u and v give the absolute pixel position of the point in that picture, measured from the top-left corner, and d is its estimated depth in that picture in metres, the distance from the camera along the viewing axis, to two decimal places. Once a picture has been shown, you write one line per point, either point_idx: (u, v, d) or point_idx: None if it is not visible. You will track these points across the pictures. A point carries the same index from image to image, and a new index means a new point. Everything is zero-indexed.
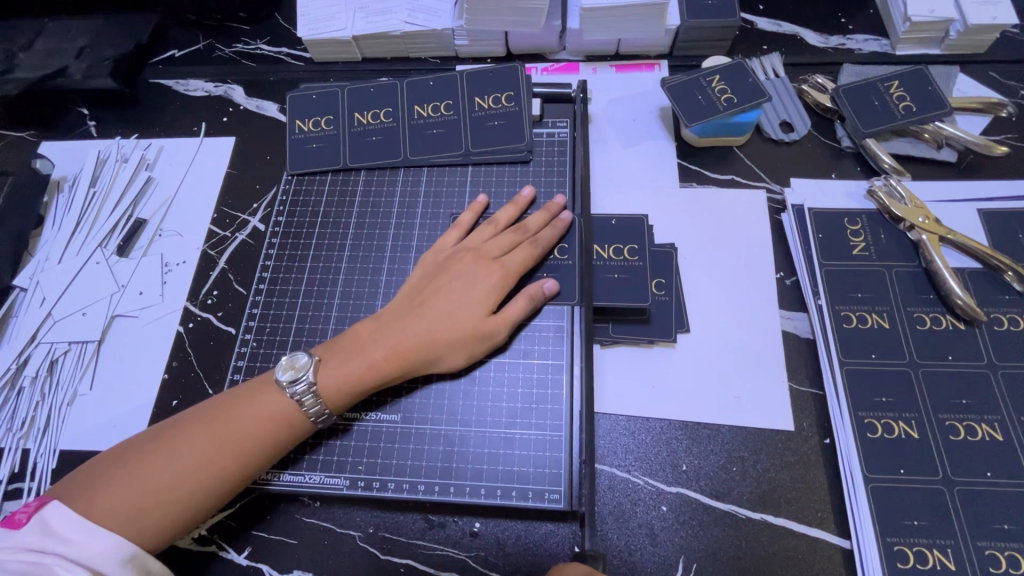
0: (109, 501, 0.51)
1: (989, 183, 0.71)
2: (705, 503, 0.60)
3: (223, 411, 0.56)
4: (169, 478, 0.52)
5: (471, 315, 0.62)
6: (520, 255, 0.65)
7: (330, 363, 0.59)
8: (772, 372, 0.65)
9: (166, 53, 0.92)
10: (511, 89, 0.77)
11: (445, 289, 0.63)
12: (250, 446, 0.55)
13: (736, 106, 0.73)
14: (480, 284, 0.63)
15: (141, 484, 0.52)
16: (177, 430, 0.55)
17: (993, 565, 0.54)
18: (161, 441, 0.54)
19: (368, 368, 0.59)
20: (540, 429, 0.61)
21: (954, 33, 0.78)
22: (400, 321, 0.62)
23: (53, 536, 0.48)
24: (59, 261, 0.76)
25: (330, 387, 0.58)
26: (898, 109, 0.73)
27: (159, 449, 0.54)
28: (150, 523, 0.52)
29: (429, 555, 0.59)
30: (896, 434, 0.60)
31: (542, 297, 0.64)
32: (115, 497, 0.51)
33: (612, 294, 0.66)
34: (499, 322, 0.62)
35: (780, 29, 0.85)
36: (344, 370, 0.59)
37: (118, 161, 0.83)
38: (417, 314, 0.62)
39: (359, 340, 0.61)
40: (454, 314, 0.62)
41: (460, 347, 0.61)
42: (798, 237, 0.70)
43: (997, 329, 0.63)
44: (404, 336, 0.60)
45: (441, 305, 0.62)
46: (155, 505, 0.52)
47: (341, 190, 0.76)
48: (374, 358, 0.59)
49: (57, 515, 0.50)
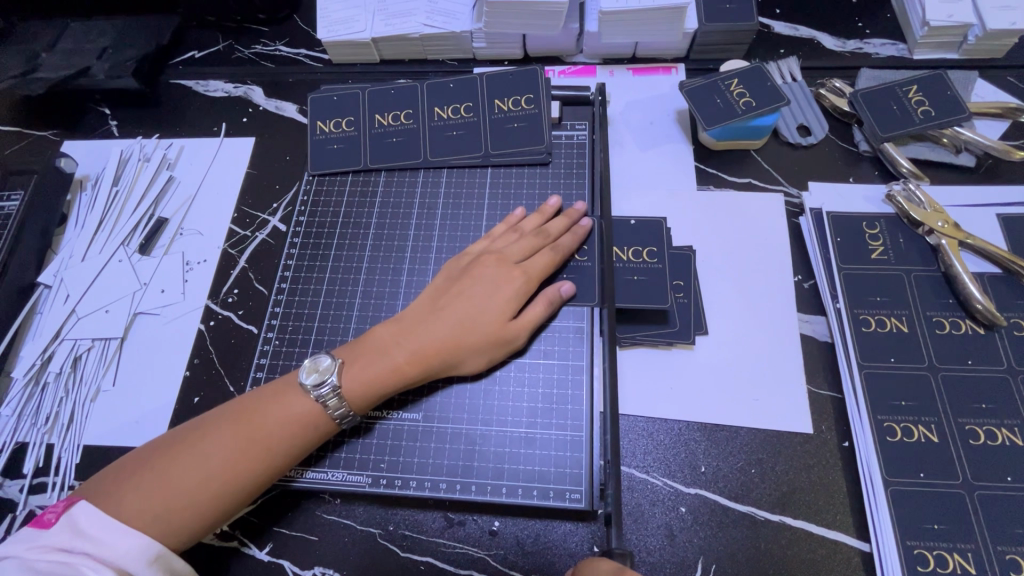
0: (138, 500, 0.51)
1: (1008, 187, 0.72)
2: (724, 504, 0.60)
3: (249, 413, 0.57)
4: (195, 479, 0.53)
5: (493, 319, 0.62)
6: (540, 261, 0.66)
7: (352, 366, 0.60)
8: (791, 374, 0.65)
9: (187, 54, 0.93)
10: (529, 92, 0.78)
11: (466, 292, 0.63)
12: (274, 447, 0.56)
13: (754, 110, 0.73)
14: (501, 290, 0.63)
15: (169, 484, 0.52)
16: (203, 432, 0.56)
17: (1014, 570, 0.54)
18: (187, 442, 0.55)
19: (391, 371, 0.59)
20: (561, 429, 0.62)
21: (972, 38, 0.78)
22: (421, 325, 0.62)
23: (80, 534, 0.49)
24: (82, 259, 0.77)
25: (353, 388, 0.59)
26: (917, 113, 0.73)
27: (186, 450, 0.54)
28: (179, 523, 0.52)
29: (449, 553, 0.60)
30: (916, 438, 0.60)
31: (560, 300, 0.65)
32: (143, 498, 0.52)
33: (634, 297, 0.66)
34: (518, 328, 0.63)
35: (797, 33, 0.86)
36: (367, 373, 0.59)
37: (141, 160, 0.84)
38: (437, 318, 0.62)
39: (380, 344, 0.61)
40: (476, 319, 0.62)
41: (481, 351, 0.62)
42: (816, 240, 0.70)
43: (1017, 334, 0.63)
44: (426, 340, 0.61)
45: (463, 308, 0.62)
46: (183, 505, 0.52)
47: (361, 191, 0.77)
48: (397, 361, 0.60)
49: (85, 514, 0.50)
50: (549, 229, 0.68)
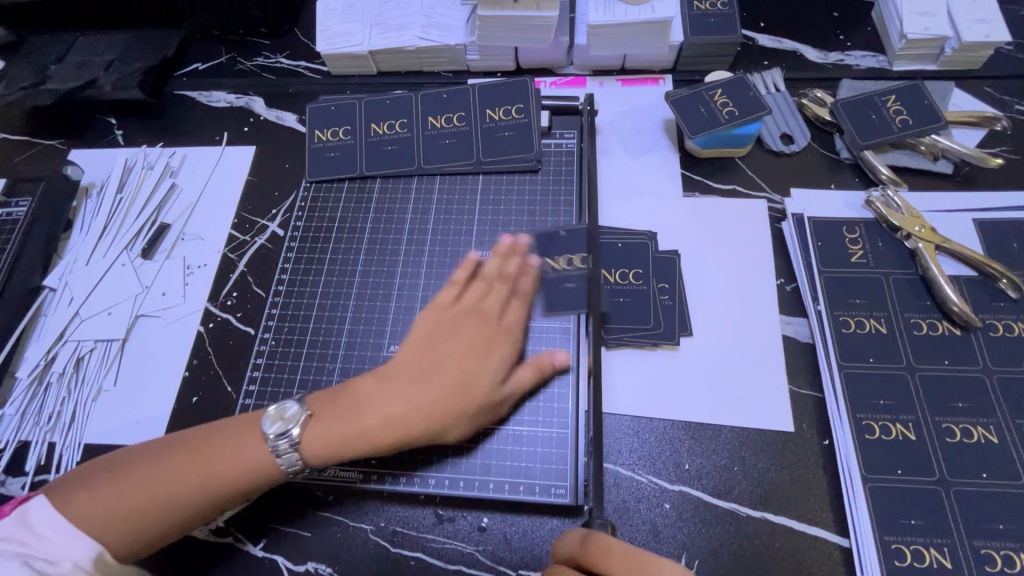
0: (90, 509, 0.53)
1: (985, 193, 0.74)
2: (707, 501, 0.61)
3: (207, 445, 0.57)
4: (154, 496, 0.54)
5: (482, 387, 0.61)
6: (516, 312, 0.66)
7: (320, 425, 0.59)
8: (773, 375, 0.67)
9: (190, 66, 0.96)
10: (520, 102, 0.80)
11: (455, 353, 0.62)
12: (233, 481, 0.56)
13: (737, 119, 0.75)
14: (487, 357, 0.63)
15: (122, 499, 0.54)
16: (173, 451, 0.57)
17: (989, 564, 0.55)
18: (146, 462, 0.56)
19: (366, 430, 0.58)
20: (548, 426, 0.64)
21: (949, 49, 0.81)
22: (408, 386, 0.60)
23: (31, 529, 0.52)
24: (86, 263, 0.80)
25: (320, 448, 0.58)
26: (894, 123, 0.76)
27: (141, 468, 0.56)
28: (131, 534, 0.54)
29: (439, 549, 0.61)
30: (894, 435, 0.61)
31: (551, 368, 0.65)
32: (94, 509, 0.53)
33: (620, 318, 0.69)
34: (505, 397, 0.62)
35: (780, 45, 0.88)
36: (335, 432, 0.58)
37: (144, 168, 0.87)
38: (426, 381, 0.60)
39: (360, 404, 0.60)
40: (466, 385, 0.60)
41: (462, 419, 0.60)
42: (798, 245, 0.72)
43: (992, 335, 0.65)
44: (410, 404, 0.59)
45: (450, 372, 0.61)
46: (132, 518, 0.54)
47: (357, 197, 0.79)
48: (373, 420, 0.59)
49: (39, 510, 0.53)
50: (524, 288, 0.68)
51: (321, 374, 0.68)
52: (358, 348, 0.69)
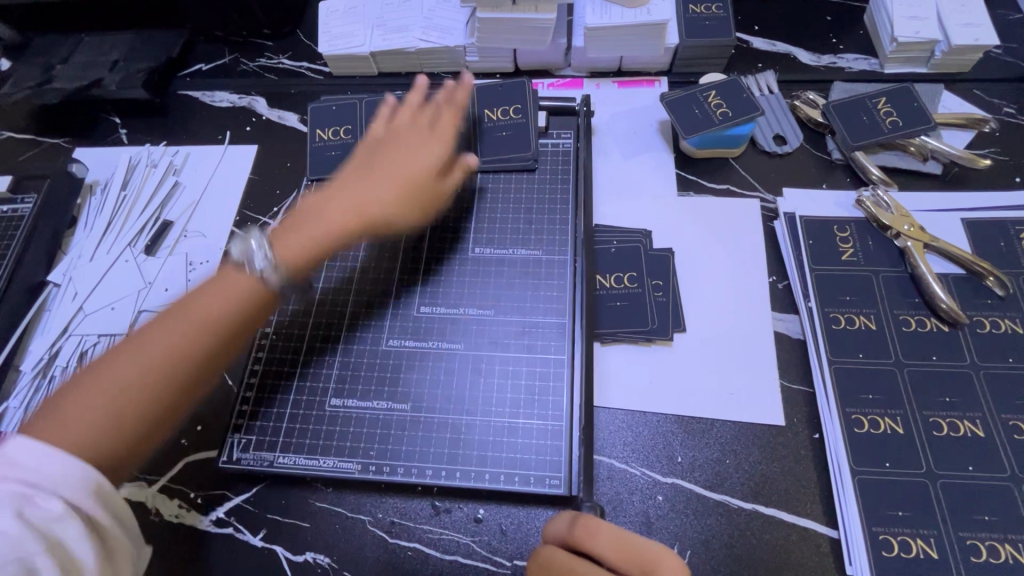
0: (79, 418, 0.50)
1: (973, 194, 0.75)
2: (700, 493, 0.63)
3: (183, 304, 0.59)
4: (142, 372, 0.53)
5: (420, 176, 0.72)
6: (438, 151, 0.74)
7: (288, 240, 0.65)
8: (765, 370, 0.68)
9: (194, 67, 0.98)
10: (517, 102, 0.81)
11: (392, 158, 0.72)
12: (221, 319, 0.58)
13: (731, 120, 0.77)
14: (416, 155, 0.73)
15: (110, 405, 0.51)
16: (146, 333, 0.56)
17: (975, 555, 0.56)
18: (121, 361, 0.54)
19: (321, 233, 0.66)
20: (543, 418, 0.64)
21: (938, 53, 0.82)
22: (376, 187, 0.69)
23: (13, 467, 0.44)
24: (90, 259, 0.81)
25: (286, 255, 0.63)
26: (885, 124, 0.77)
27: (122, 368, 0.53)
28: (121, 435, 0.51)
29: (436, 539, 0.62)
30: (883, 429, 0.62)
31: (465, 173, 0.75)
32: (83, 419, 0.50)
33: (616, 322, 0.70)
34: (443, 188, 0.73)
35: (774, 48, 0.90)
36: (299, 235, 0.65)
37: (148, 167, 0.88)
38: (379, 189, 0.70)
39: (320, 215, 0.67)
40: (411, 183, 0.71)
41: (411, 210, 0.71)
42: (790, 243, 0.74)
43: (979, 332, 0.66)
44: (371, 198, 0.69)
45: (384, 170, 0.71)
46: (126, 423, 0.52)
47: None
48: (330, 224, 0.66)
49: (21, 445, 0.45)
50: (445, 125, 0.76)
51: (321, 368, 0.69)
52: (357, 342, 0.71)
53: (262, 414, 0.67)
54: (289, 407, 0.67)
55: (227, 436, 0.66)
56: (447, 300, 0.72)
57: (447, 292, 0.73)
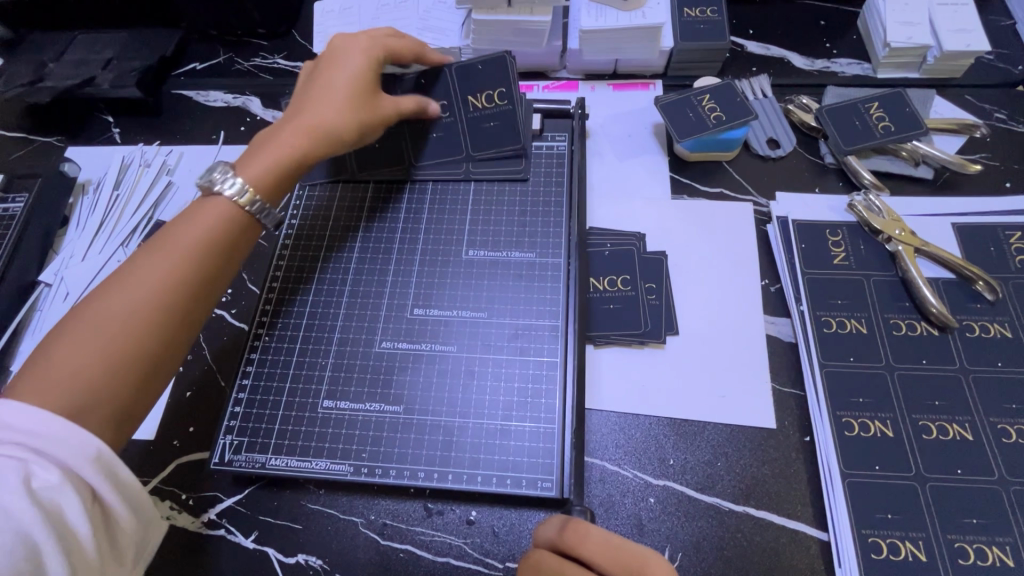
0: (66, 366, 0.50)
1: (964, 199, 0.76)
2: (691, 495, 0.63)
3: (158, 243, 0.58)
4: (118, 313, 0.53)
5: (362, 91, 0.71)
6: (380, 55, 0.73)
7: (250, 166, 0.65)
8: (756, 373, 0.68)
9: (188, 66, 0.97)
10: (502, 85, 0.77)
11: (330, 81, 0.71)
12: (189, 254, 0.58)
13: (724, 123, 0.77)
14: (354, 65, 0.71)
15: (94, 345, 0.52)
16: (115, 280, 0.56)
17: (962, 557, 0.57)
18: (95, 305, 0.54)
19: (280, 155, 0.66)
20: (535, 421, 0.65)
21: (931, 58, 0.83)
22: (324, 108, 0.69)
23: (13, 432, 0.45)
24: (82, 259, 0.81)
25: (255, 178, 0.64)
26: (877, 129, 0.78)
27: (98, 311, 0.53)
28: (103, 376, 0.51)
29: (428, 541, 0.62)
30: (872, 432, 0.63)
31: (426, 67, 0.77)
32: (68, 364, 0.50)
33: (608, 323, 0.71)
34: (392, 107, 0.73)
35: (768, 52, 0.90)
36: (262, 163, 0.65)
37: (141, 166, 0.88)
38: (326, 99, 0.70)
39: (275, 144, 0.67)
40: (356, 92, 0.70)
41: (366, 117, 0.71)
42: (782, 247, 0.74)
43: (969, 336, 0.67)
44: (321, 116, 0.69)
45: (327, 90, 0.70)
46: (115, 363, 0.52)
47: (351, 200, 0.80)
48: (287, 144, 0.67)
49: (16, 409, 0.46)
50: (384, 44, 0.75)
51: (314, 370, 0.69)
52: (350, 345, 0.71)
53: (254, 416, 0.67)
54: (281, 409, 0.67)
55: (219, 438, 0.66)
56: (440, 302, 0.72)
57: (440, 294, 0.73)
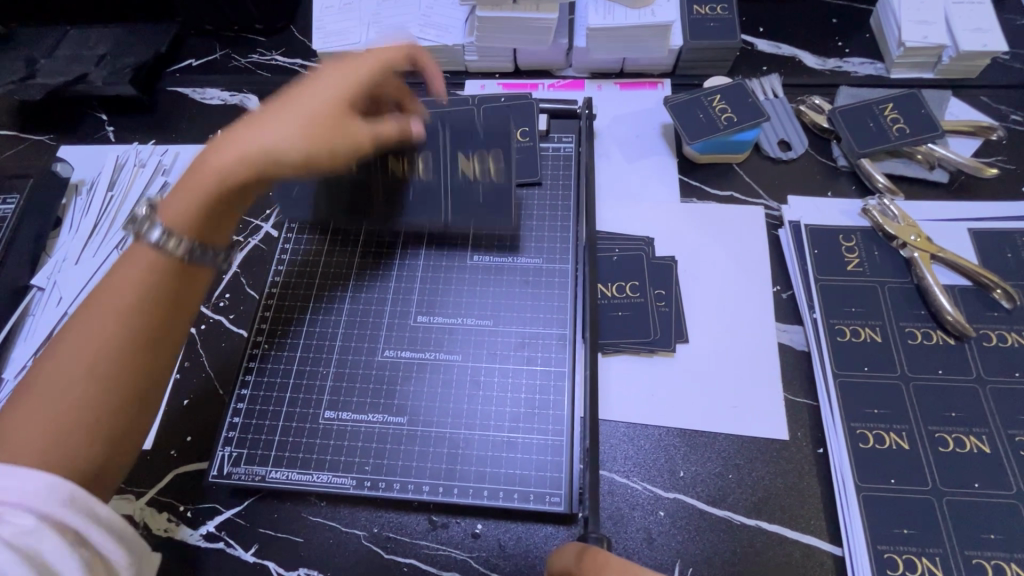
0: (18, 440, 0.45)
1: (980, 203, 0.74)
2: (701, 508, 0.61)
3: (99, 293, 0.51)
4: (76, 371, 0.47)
5: (332, 115, 0.58)
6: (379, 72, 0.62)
7: (177, 197, 0.54)
8: (769, 383, 0.67)
9: (184, 62, 0.95)
10: (499, 153, 0.70)
11: (300, 96, 0.58)
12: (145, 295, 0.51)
13: (735, 125, 0.75)
14: (332, 88, 0.59)
15: (36, 416, 0.46)
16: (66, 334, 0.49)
17: (980, 573, 0.56)
18: (50, 363, 0.48)
19: (206, 185, 0.54)
20: (542, 433, 0.63)
21: (946, 58, 0.81)
22: (273, 132, 0.56)
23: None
24: (75, 262, 0.78)
25: (174, 217, 0.52)
26: (892, 131, 0.76)
27: (41, 377, 0.47)
28: (68, 443, 0.46)
29: (433, 555, 0.61)
30: (888, 444, 0.61)
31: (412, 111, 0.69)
32: (20, 441, 0.45)
33: (616, 334, 0.69)
34: (363, 131, 0.60)
35: (779, 51, 0.88)
36: (185, 194, 0.54)
37: (136, 166, 0.85)
38: (280, 119, 0.57)
39: (208, 168, 0.54)
40: (319, 116, 0.57)
41: (325, 146, 0.57)
42: (795, 252, 0.73)
43: (986, 345, 0.65)
44: (265, 139, 0.55)
45: (288, 110, 0.57)
46: (57, 435, 0.46)
47: (346, 227, 0.77)
48: (217, 168, 0.54)
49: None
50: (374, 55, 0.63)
51: (314, 379, 0.68)
52: (352, 353, 0.69)
53: (253, 427, 0.65)
54: (281, 420, 0.66)
55: (218, 450, 0.64)
56: (444, 309, 0.71)
57: (444, 301, 0.71)
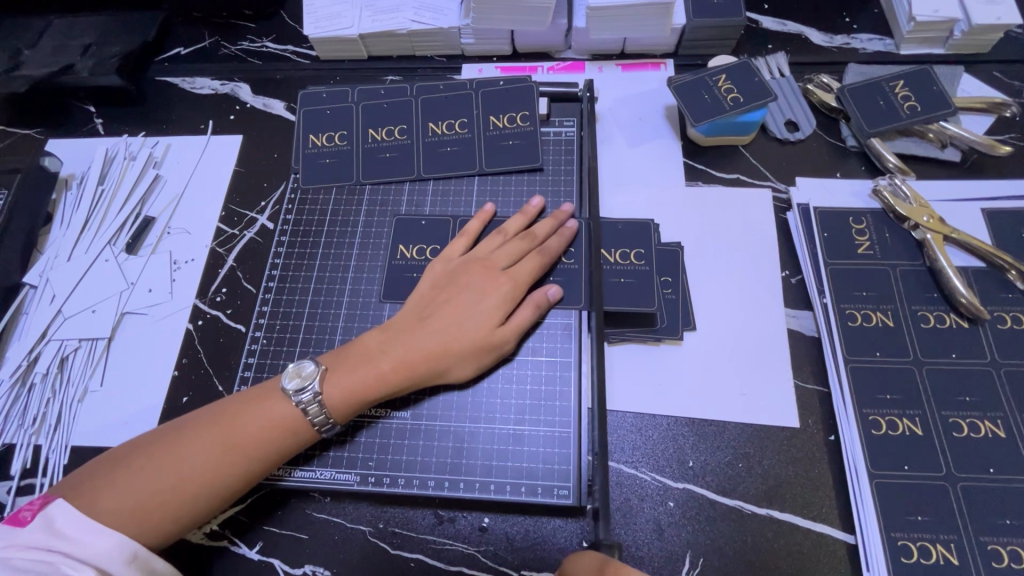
0: (122, 500, 0.52)
1: (992, 182, 0.72)
2: (711, 498, 0.60)
3: (229, 414, 0.57)
4: (187, 469, 0.54)
5: (480, 324, 0.62)
6: (522, 272, 0.65)
7: (334, 374, 0.60)
8: (778, 369, 0.65)
9: (172, 51, 0.92)
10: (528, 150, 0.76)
11: (454, 298, 0.63)
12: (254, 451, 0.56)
13: (742, 105, 0.73)
14: (488, 296, 0.63)
15: (139, 490, 0.53)
16: (186, 432, 0.56)
17: (996, 560, 0.55)
18: (171, 446, 0.55)
19: (366, 383, 0.59)
20: (549, 425, 0.62)
21: (958, 33, 0.79)
22: (420, 334, 0.61)
23: (57, 534, 0.49)
24: (68, 258, 0.77)
25: (333, 404, 0.58)
26: (903, 109, 0.74)
27: (166, 454, 0.54)
28: (157, 520, 0.53)
29: (440, 550, 0.60)
30: (900, 430, 0.60)
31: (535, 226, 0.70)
32: (124, 499, 0.52)
33: (620, 299, 0.66)
34: (507, 333, 0.62)
35: (784, 28, 0.86)
36: (350, 379, 0.59)
37: (126, 159, 0.83)
38: (427, 325, 0.62)
39: (365, 352, 0.61)
40: (462, 325, 0.61)
41: (469, 357, 0.61)
42: (803, 235, 0.71)
43: (1000, 327, 0.64)
44: (414, 346, 0.61)
45: (448, 318, 0.62)
46: (150, 513, 0.52)
47: (342, 220, 0.75)
48: (377, 374, 0.59)
49: (64, 515, 0.50)
50: (535, 231, 0.68)
51: None
52: None
53: None
54: None
55: None
56: None
57: None
